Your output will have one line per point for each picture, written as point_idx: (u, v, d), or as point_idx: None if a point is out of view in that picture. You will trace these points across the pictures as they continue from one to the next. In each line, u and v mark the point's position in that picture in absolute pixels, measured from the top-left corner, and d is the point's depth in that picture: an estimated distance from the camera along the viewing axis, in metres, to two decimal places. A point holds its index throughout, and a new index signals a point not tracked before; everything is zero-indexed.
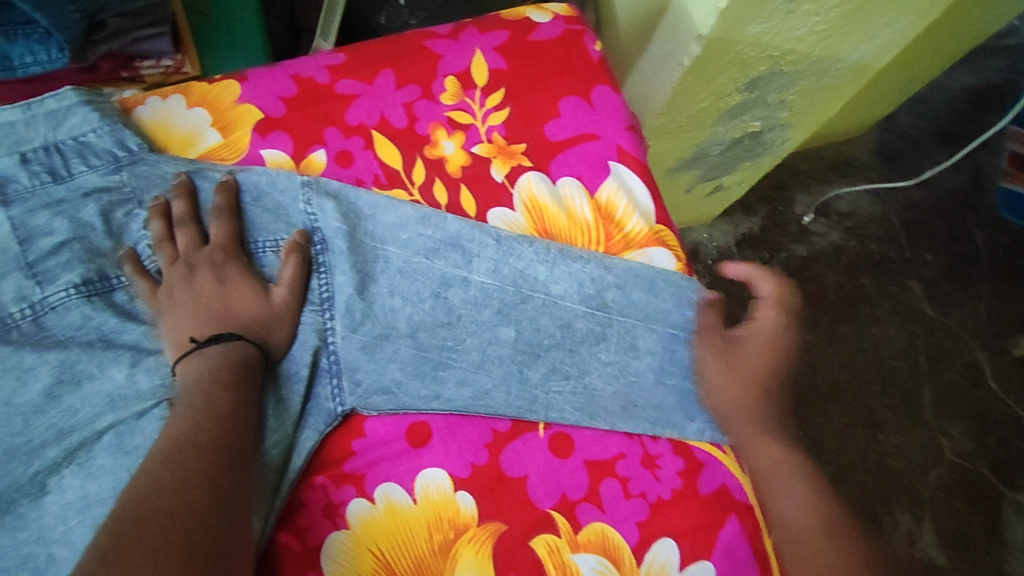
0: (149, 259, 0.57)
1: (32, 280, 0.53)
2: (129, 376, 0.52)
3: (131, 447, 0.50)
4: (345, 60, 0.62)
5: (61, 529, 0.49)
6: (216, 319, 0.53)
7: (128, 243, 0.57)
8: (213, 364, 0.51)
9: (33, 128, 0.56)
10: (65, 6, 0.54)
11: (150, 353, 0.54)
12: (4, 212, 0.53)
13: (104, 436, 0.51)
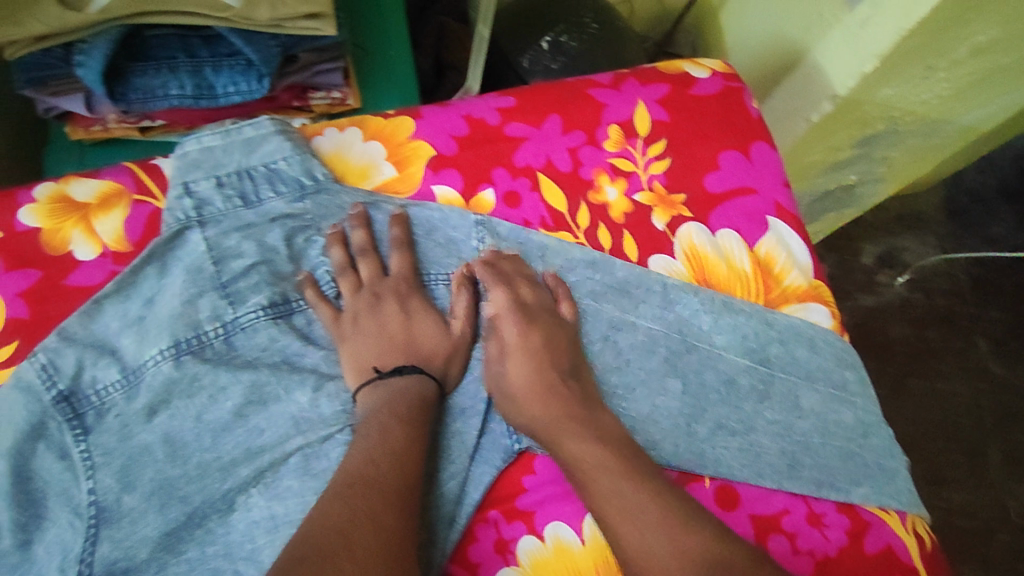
0: (327, 285, 0.59)
1: (225, 300, 0.55)
2: (312, 400, 0.54)
3: (318, 470, 0.52)
4: (515, 103, 0.64)
5: (248, 547, 0.50)
6: (396, 349, 0.55)
7: (307, 268, 0.59)
8: (396, 394, 0.52)
9: (228, 154, 0.58)
10: (268, 41, 0.58)
11: (330, 378, 0.56)
12: (201, 233, 0.56)
13: (291, 458, 0.52)
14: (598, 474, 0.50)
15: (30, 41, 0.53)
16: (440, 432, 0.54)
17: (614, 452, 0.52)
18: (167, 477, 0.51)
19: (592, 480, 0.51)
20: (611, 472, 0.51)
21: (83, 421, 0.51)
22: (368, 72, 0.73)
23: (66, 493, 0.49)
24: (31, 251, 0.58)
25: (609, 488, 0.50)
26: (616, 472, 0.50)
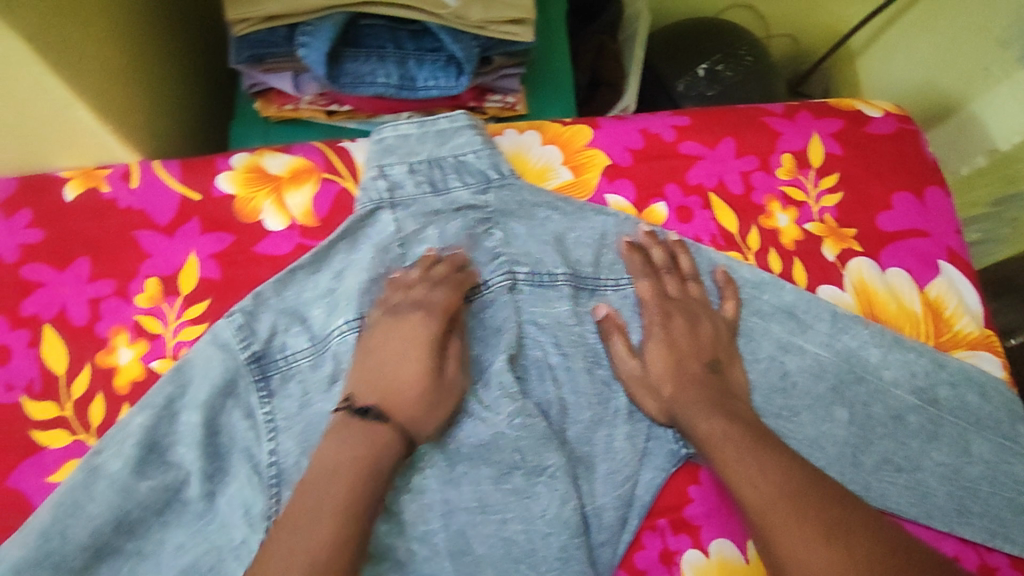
0: (495, 275, 0.59)
1: (407, 283, 0.57)
2: (475, 389, 0.54)
3: (492, 458, 0.52)
4: (690, 123, 0.66)
5: (423, 528, 0.50)
6: (376, 393, 0.49)
7: (482, 256, 0.60)
8: (364, 444, 0.46)
9: (422, 142, 0.60)
10: (469, 37, 0.59)
11: (488, 369, 0.55)
12: (392, 215, 0.59)
13: (460, 445, 0.53)
14: (725, 444, 0.50)
15: (260, 21, 0.55)
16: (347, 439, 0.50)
17: (742, 430, 0.51)
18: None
19: (719, 455, 0.51)
20: (737, 444, 0.50)
21: (269, 382, 0.53)
22: (535, 80, 0.75)
23: (251, 450, 0.52)
24: (225, 216, 0.60)
25: (734, 456, 0.50)
26: (743, 444, 0.50)
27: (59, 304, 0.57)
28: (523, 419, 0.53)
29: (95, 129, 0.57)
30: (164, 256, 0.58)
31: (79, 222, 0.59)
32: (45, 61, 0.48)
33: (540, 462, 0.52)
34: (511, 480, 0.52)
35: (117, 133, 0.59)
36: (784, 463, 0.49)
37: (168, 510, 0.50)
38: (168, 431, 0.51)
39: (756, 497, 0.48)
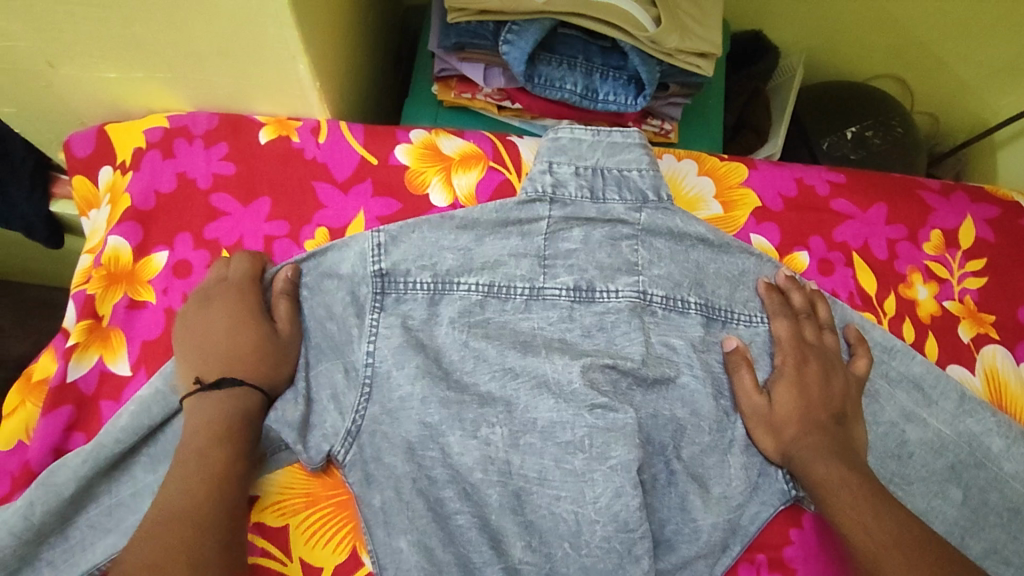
0: (623, 282, 0.60)
1: (540, 269, 0.61)
2: (566, 366, 0.57)
3: (562, 439, 0.54)
4: (846, 181, 0.68)
5: (489, 501, 0.53)
6: (218, 367, 0.52)
7: (623, 267, 0.61)
8: (215, 410, 0.49)
9: (592, 150, 0.62)
10: (652, 60, 0.62)
11: (586, 354, 0.57)
12: (549, 210, 0.61)
13: (539, 421, 0.55)
14: (840, 491, 0.51)
15: (473, 14, 0.59)
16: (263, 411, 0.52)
17: (860, 478, 0.51)
18: (454, 402, 0.55)
19: (834, 501, 0.51)
20: (855, 492, 0.50)
21: (383, 299, 0.57)
22: (691, 111, 0.78)
23: (350, 351, 0.55)
24: (397, 183, 0.63)
25: (849, 501, 0.50)
26: (862, 494, 0.50)
27: (237, 235, 0.60)
28: (605, 414, 0.55)
29: (304, 83, 0.62)
30: (337, 209, 0.61)
31: (268, 163, 0.63)
32: (293, 16, 0.53)
33: (606, 450, 0.54)
34: (616, 478, 0.53)
35: (320, 91, 0.63)
36: (898, 513, 0.49)
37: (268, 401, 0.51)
38: (313, 349, 0.56)
39: (869, 544, 0.48)
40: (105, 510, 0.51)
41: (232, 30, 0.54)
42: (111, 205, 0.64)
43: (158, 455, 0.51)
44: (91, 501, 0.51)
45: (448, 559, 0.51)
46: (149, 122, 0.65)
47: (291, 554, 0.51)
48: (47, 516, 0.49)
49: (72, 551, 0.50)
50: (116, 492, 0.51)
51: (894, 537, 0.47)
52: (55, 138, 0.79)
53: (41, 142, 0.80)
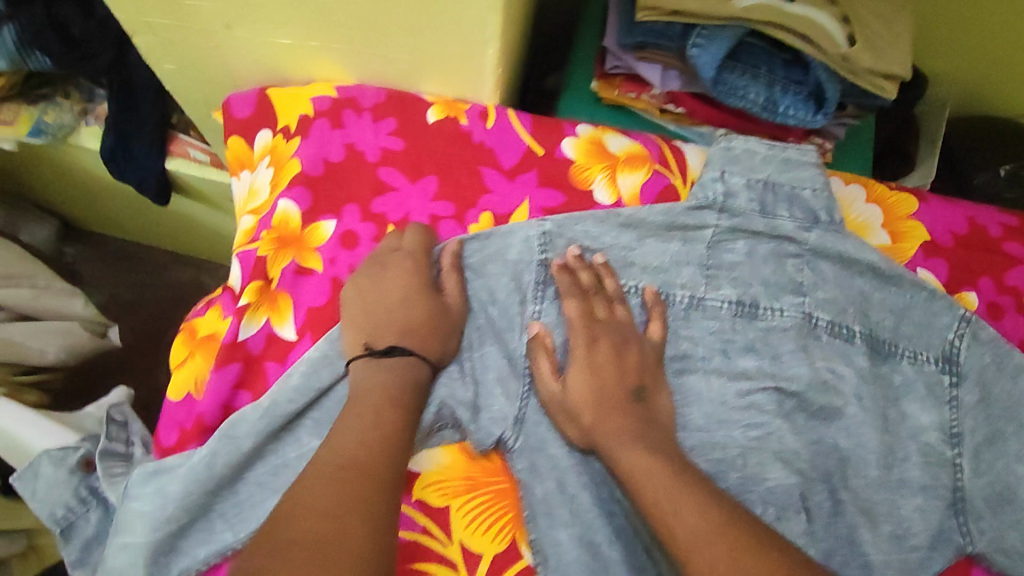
0: (788, 301, 0.58)
1: (703, 278, 0.59)
2: (721, 386, 0.55)
3: (714, 458, 0.52)
4: (1019, 225, 0.65)
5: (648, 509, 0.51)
6: (389, 339, 0.53)
7: (789, 285, 0.59)
8: (388, 377, 0.50)
9: (766, 163, 0.60)
10: (836, 78, 0.59)
11: (743, 374, 0.55)
12: (717, 219, 0.59)
13: (695, 433, 0.54)
14: (651, 482, 0.47)
15: (664, 13, 0.57)
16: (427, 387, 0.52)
17: (664, 462, 0.48)
18: None
19: (642, 488, 0.47)
20: (658, 481, 0.47)
21: (544, 289, 0.57)
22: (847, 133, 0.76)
23: (502, 341, 0.56)
24: (563, 177, 0.62)
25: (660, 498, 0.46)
26: (669, 479, 0.47)
27: (404, 211, 0.60)
28: (759, 432, 0.53)
29: (485, 68, 0.60)
30: (502, 196, 0.61)
31: (436, 142, 0.62)
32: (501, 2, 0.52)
33: (760, 473, 0.50)
34: (771, 505, 0.49)
35: (495, 79, 0.62)
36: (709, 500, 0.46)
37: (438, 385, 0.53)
38: (477, 331, 0.56)
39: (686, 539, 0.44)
40: (272, 470, 0.51)
41: (429, 8, 0.53)
42: (273, 168, 0.65)
43: (322, 421, 0.52)
44: (260, 461, 0.51)
45: (614, 557, 0.51)
46: (317, 91, 0.66)
47: (452, 537, 0.51)
48: (224, 469, 0.50)
49: (242, 507, 0.51)
50: (282, 453, 0.51)
51: (695, 532, 0.44)
52: (205, 98, 0.80)
53: (185, 99, 0.81)
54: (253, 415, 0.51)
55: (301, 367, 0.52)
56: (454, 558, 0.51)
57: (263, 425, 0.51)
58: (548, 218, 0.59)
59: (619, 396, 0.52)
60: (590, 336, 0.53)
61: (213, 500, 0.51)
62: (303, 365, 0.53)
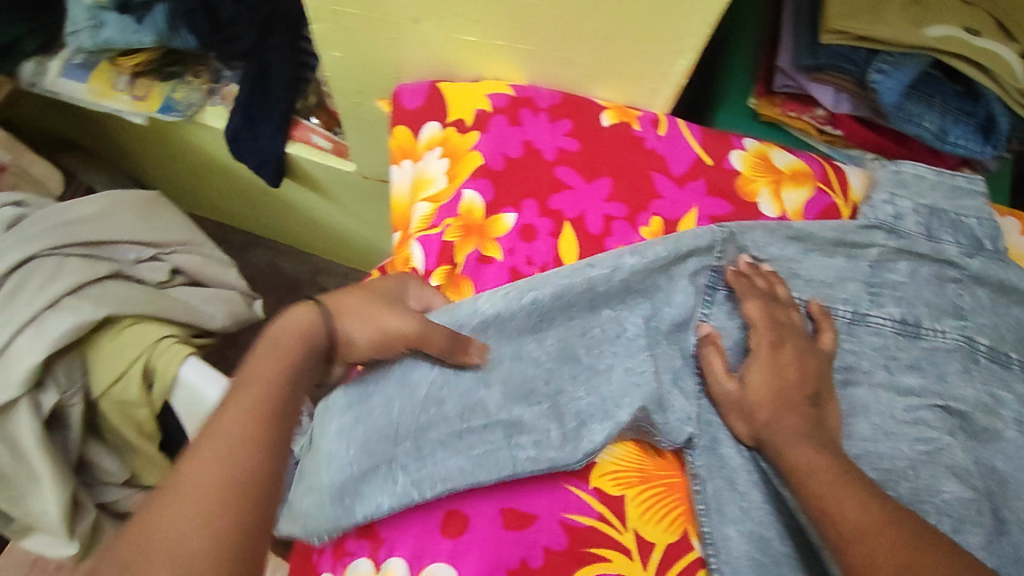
0: (950, 325, 0.60)
1: (867, 296, 0.61)
2: (890, 399, 0.57)
3: (884, 467, 0.53)
4: None
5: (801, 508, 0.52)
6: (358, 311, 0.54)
7: (950, 309, 0.61)
8: (398, 322, 0.54)
9: (933, 189, 0.63)
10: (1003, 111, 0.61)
11: (912, 391, 0.57)
12: (885, 239, 0.62)
13: (862, 441, 0.55)
14: (822, 476, 0.49)
15: (851, 39, 0.59)
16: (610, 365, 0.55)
17: (837, 463, 0.49)
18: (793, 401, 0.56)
19: (809, 482, 0.49)
20: (829, 476, 0.48)
21: (713, 293, 0.60)
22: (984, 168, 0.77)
23: (676, 338, 0.59)
24: (729, 188, 0.65)
25: (833, 495, 0.47)
26: (833, 472, 0.49)
27: (580, 209, 0.63)
28: (930, 446, 0.54)
29: (671, 77, 0.63)
30: (672, 202, 0.64)
31: (611, 146, 0.65)
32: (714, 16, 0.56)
33: (935, 485, 0.52)
34: (951, 513, 0.50)
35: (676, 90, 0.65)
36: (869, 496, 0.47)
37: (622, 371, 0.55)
38: (655, 329, 0.58)
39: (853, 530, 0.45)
40: (455, 433, 0.52)
41: (640, 16, 0.57)
42: (449, 159, 0.68)
43: (511, 395, 0.54)
44: (442, 420, 0.53)
45: (787, 553, 0.51)
46: (493, 88, 0.69)
47: (626, 524, 0.53)
48: (412, 417, 0.53)
49: (423, 463, 0.51)
50: (469, 421, 0.53)
51: (865, 516, 0.45)
52: (357, 88, 0.82)
53: (337, 88, 0.83)
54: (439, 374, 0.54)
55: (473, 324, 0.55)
56: (628, 544, 0.53)
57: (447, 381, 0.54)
58: (723, 223, 0.61)
59: (798, 398, 0.53)
60: (775, 338, 0.56)
61: (394, 450, 0.52)
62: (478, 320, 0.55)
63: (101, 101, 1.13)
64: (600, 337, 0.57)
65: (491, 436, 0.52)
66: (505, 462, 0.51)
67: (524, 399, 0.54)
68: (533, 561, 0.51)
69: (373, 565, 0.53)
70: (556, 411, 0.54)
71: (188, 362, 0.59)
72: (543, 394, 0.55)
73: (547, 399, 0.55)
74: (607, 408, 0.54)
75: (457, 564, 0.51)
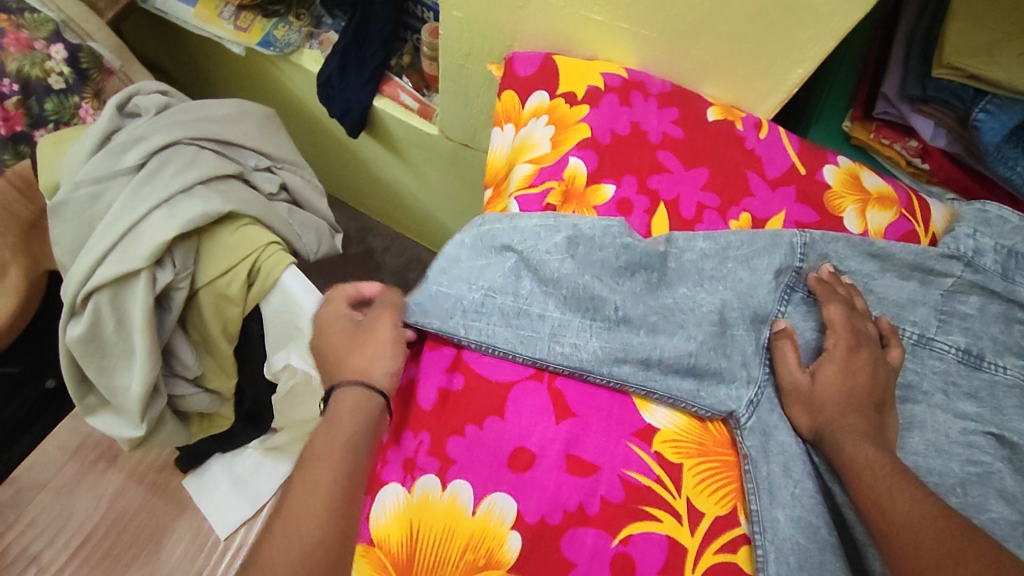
0: (1012, 364, 0.62)
1: (936, 323, 0.64)
2: (946, 420, 0.59)
3: (934, 479, 0.55)
4: None
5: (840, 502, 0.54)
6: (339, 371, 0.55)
7: (1015, 349, 0.63)
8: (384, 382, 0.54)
9: (1015, 233, 0.66)
10: None
11: (969, 417, 0.59)
12: (961, 272, 0.64)
13: (916, 452, 0.57)
14: (874, 469, 0.51)
15: (963, 75, 0.63)
16: (674, 311, 0.59)
17: (893, 462, 0.51)
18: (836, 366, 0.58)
19: (858, 475, 0.51)
20: (880, 470, 0.50)
21: (791, 293, 0.63)
22: None
23: (756, 330, 0.61)
24: (818, 200, 0.68)
25: (883, 486, 0.49)
26: (886, 469, 0.50)
27: (676, 192, 0.66)
28: (979, 469, 0.56)
29: (782, 86, 0.68)
30: (763, 202, 0.67)
31: (711, 139, 0.68)
32: (839, 32, 0.61)
33: (984, 503, 0.54)
34: (997, 531, 0.52)
35: (783, 98, 0.70)
36: (920, 491, 0.48)
37: (683, 331, 0.58)
38: (731, 313, 0.60)
39: (898, 518, 0.47)
40: (516, 309, 0.58)
41: (771, 23, 0.62)
42: (555, 125, 0.70)
43: (573, 302, 0.58)
44: (511, 295, 0.58)
45: (833, 541, 0.53)
46: (608, 68, 0.71)
47: (681, 491, 0.54)
48: (490, 281, 0.58)
49: (480, 317, 0.57)
50: (530, 304, 0.58)
51: (914, 505, 0.47)
52: (461, 50, 0.84)
53: (446, 45, 0.84)
54: (530, 261, 0.59)
55: (565, 235, 0.60)
56: (680, 511, 0.53)
57: (529, 269, 0.59)
58: (807, 230, 0.64)
59: (866, 403, 0.56)
60: (852, 343, 0.59)
61: (466, 294, 0.58)
62: (571, 235, 0.60)
63: (205, 26, 1.16)
64: (671, 306, 0.60)
65: (539, 325, 0.58)
66: (540, 350, 0.57)
67: (586, 312, 0.58)
68: (590, 508, 0.53)
69: (439, 483, 0.53)
70: (608, 330, 0.58)
71: (289, 271, 0.61)
72: (606, 316, 0.58)
73: (606, 319, 0.58)
74: (652, 352, 0.57)
75: (517, 497, 0.52)
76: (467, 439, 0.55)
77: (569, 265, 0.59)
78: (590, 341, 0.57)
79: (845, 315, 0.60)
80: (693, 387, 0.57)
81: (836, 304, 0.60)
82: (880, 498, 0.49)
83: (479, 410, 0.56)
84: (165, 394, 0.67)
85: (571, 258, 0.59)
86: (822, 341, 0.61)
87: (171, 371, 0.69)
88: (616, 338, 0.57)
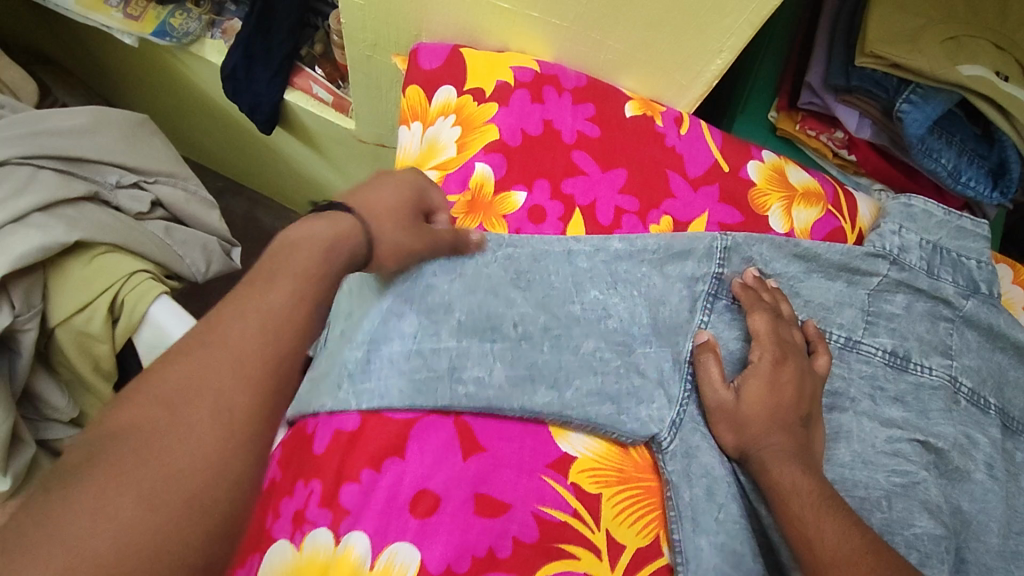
0: (938, 364, 0.60)
1: (863, 324, 0.61)
2: (872, 429, 0.57)
3: (860, 494, 0.53)
4: None
5: (762, 522, 0.52)
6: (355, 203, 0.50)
7: (940, 347, 0.61)
8: (335, 228, 0.46)
9: (939, 227, 0.64)
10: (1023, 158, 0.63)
11: (896, 424, 0.57)
12: (889, 269, 0.62)
13: (843, 464, 0.55)
14: (798, 496, 0.48)
15: (886, 65, 0.59)
16: (584, 317, 0.56)
17: (819, 486, 0.48)
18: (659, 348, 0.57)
19: (783, 503, 0.48)
20: (804, 497, 0.48)
21: (714, 301, 0.59)
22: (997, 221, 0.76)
23: (676, 341, 0.57)
24: (742, 199, 0.64)
25: (807, 516, 0.47)
26: (810, 496, 0.48)
27: (592, 197, 0.61)
28: (904, 479, 0.54)
29: (702, 79, 0.64)
30: (685, 203, 0.62)
31: (629, 137, 0.64)
32: (758, 21, 0.57)
33: (908, 518, 0.52)
34: (921, 548, 0.51)
35: (706, 90, 0.66)
36: (843, 518, 0.46)
37: (590, 340, 0.55)
38: (645, 325, 0.56)
39: (824, 552, 0.45)
40: (406, 353, 0.53)
41: (687, 12, 0.57)
42: (461, 125, 0.64)
43: (469, 325, 0.54)
44: (398, 330, 0.54)
45: (758, 568, 0.50)
46: (518, 60, 0.66)
47: (600, 524, 0.50)
48: (373, 331, 0.55)
49: (369, 377, 0.53)
50: (420, 343, 0.53)
51: (836, 536, 0.45)
52: (366, 40, 0.76)
53: (350, 35, 0.77)
54: (411, 293, 0.55)
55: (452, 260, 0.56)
56: (600, 545, 0.50)
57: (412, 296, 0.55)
58: (730, 232, 0.61)
59: (792, 419, 0.53)
60: (777, 355, 0.55)
61: (350, 357, 0.54)
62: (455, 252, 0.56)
63: (89, 14, 1.03)
64: (580, 313, 0.56)
65: (436, 364, 0.53)
66: (440, 396, 0.52)
67: (484, 335, 0.54)
68: (501, 551, 0.48)
69: (332, 537, 0.49)
70: (512, 350, 0.54)
71: (159, 301, 0.55)
72: (506, 335, 0.54)
73: (507, 338, 0.54)
74: (558, 374, 0.53)
75: (421, 546, 0.48)
76: (363, 485, 0.50)
77: (458, 283, 0.55)
78: (493, 368, 0.53)
79: (770, 321, 0.57)
80: (611, 413, 0.53)
81: (761, 312, 0.57)
82: (806, 530, 0.46)
83: (377, 452, 0.51)
84: (31, 441, 0.59)
85: (458, 277, 0.55)
86: (747, 351, 0.58)
87: (39, 414, 0.61)
88: (519, 360, 0.54)
